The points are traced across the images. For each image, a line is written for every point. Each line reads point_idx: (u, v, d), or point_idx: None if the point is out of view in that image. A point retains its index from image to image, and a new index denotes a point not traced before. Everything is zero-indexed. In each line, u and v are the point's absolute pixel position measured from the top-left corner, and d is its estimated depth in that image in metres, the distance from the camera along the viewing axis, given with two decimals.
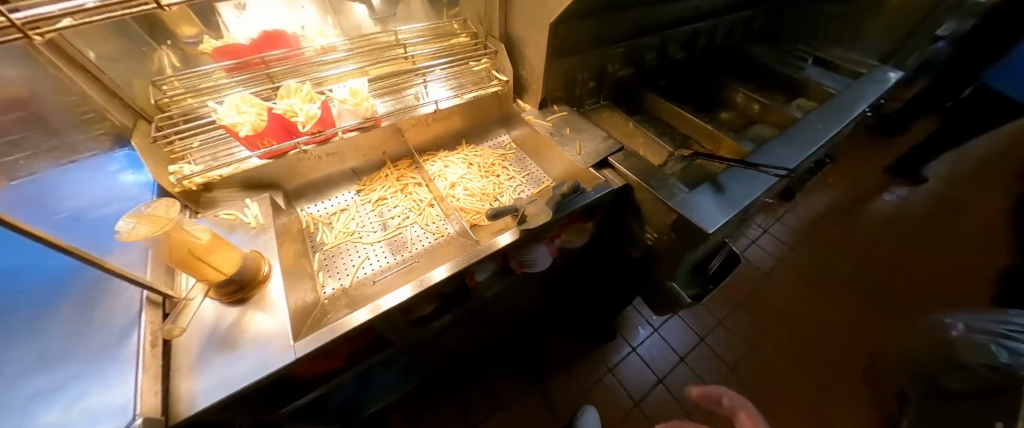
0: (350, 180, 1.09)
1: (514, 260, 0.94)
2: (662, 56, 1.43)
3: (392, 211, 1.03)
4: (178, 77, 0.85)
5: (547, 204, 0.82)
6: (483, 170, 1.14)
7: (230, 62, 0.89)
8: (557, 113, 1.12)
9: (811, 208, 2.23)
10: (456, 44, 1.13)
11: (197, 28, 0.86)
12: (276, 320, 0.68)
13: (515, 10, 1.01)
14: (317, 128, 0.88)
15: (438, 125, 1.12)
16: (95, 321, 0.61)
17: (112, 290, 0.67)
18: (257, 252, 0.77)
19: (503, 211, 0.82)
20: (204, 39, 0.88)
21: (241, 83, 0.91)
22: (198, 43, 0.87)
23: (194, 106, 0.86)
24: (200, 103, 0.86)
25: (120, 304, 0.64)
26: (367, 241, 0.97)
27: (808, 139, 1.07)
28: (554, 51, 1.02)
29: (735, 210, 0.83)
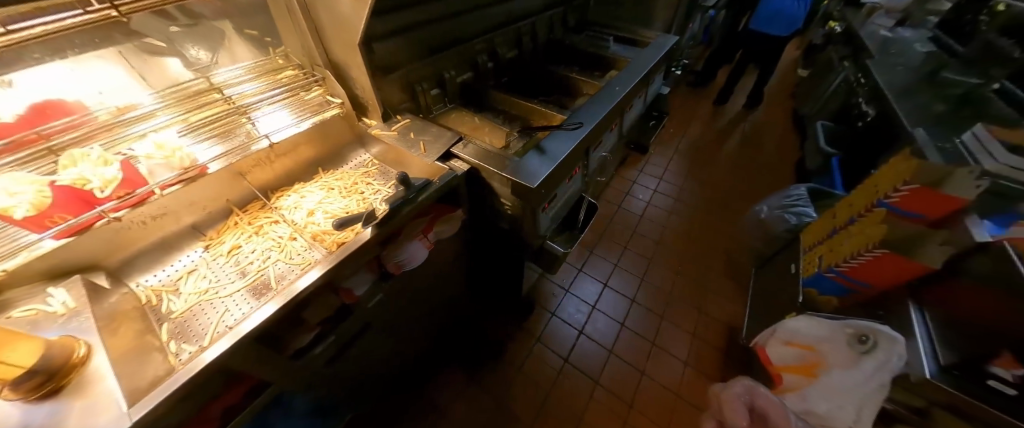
0: (194, 238, 1.01)
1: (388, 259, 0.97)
2: (494, 56, 1.62)
3: (250, 255, 0.99)
4: None
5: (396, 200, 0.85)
6: (345, 190, 1.14)
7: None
8: (401, 122, 1.19)
9: (663, 155, 2.70)
10: (283, 77, 1.15)
11: None
12: (104, 395, 0.63)
13: (326, 38, 1.06)
14: (124, 190, 0.81)
15: (284, 160, 1.11)
16: None
17: None
18: (68, 337, 0.68)
19: (351, 220, 0.80)
20: None
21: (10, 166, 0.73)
22: None
23: None
24: None
25: None
26: (225, 293, 0.92)
27: (609, 99, 1.34)
28: (379, 68, 1.11)
29: (556, 161, 1.04)
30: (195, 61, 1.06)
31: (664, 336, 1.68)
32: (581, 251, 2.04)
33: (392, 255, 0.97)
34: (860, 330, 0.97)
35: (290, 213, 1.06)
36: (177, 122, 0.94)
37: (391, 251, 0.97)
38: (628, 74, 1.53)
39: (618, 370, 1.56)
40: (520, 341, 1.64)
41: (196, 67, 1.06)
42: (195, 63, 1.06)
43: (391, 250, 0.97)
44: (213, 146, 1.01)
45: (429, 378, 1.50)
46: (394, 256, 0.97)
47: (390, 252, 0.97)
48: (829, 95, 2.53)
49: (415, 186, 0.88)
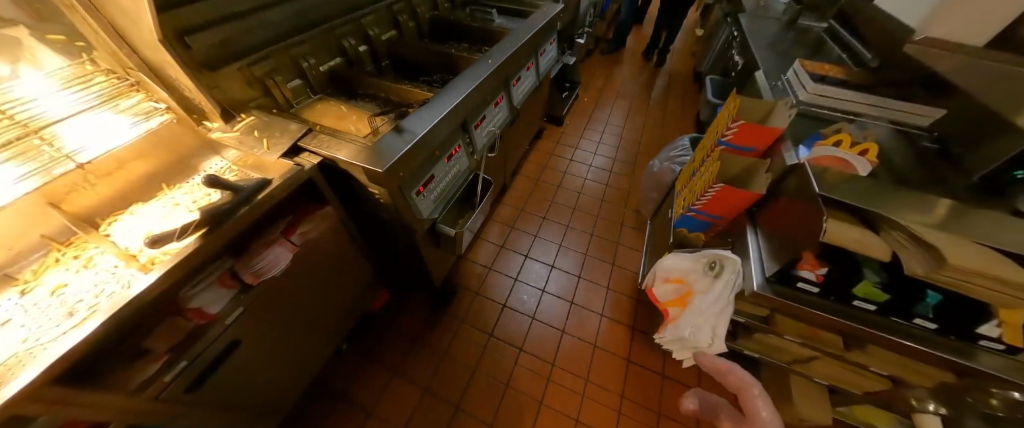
0: (2, 283, 0.87)
1: (244, 269, 0.92)
2: (365, 40, 1.53)
3: (77, 293, 0.88)
4: None
5: (224, 205, 0.79)
6: (193, 204, 1.04)
7: None
8: (247, 120, 1.09)
9: (578, 123, 2.77)
10: (94, 84, 0.98)
11: None
12: None
13: (126, 35, 0.93)
14: None
15: (109, 182, 0.99)
16: None
17: None
18: None
19: (166, 235, 0.74)
20: None
21: None
22: None
23: None
24: None
25: None
26: (45, 339, 0.80)
27: (480, 71, 1.33)
28: (202, 63, 1.00)
29: (413, 141, 1.01)
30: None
31: (581, 295, 1.77)
32: (501, 228, 2.06)
33: (246, 266, 0.92)
34: (712, 258, 1.10)
35: (126, 239, 0.96)
36: None
37: (246, 261, 0.92)
38: (504, 45, 1.52)
39: (540, 334, 1.63)
40: (444, 326, 1.65)
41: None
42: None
43: (245, 259, 0.92)
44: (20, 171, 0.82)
45: (349, 381, 1.47)
46: (248, 266, 0.92)
47: (245, 263, 0.92)
48: (717, 49, 2.72)
49: (245, 189, 0.83)
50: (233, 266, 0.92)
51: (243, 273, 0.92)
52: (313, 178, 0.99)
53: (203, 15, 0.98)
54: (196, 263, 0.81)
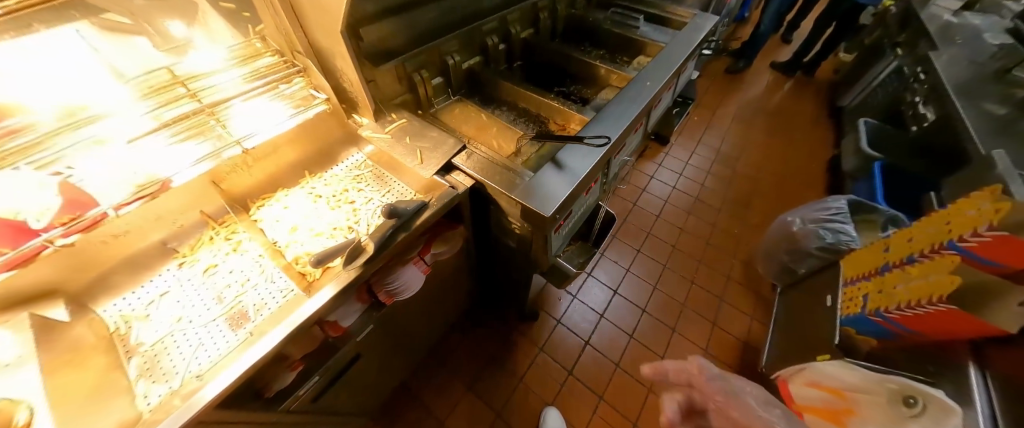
0: (167, 254, 0.91)
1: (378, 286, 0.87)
2: (506, 38, 1.41)
3: (227, 277, 0.89)
4: None
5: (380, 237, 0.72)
6: (333, 200, 1.02)
7: None
8: (396, 121, 1.04)
9: (685, 147, 2.49)
10: (261, 67, 0.96)
11: None
12: None
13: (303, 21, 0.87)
14: (70, 214, 0.68)
15: (263, 165, 0.99)
16: None
17: None
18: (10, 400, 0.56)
19: (331, 254, 0.71)
20: None
21: None
22: None
23: None
24: None
25: None
26: (200, 322, 0.82)
27: (639, 98, 1.17)
28: (368, 59, 0.94)
29: (576, 183, 0.88)
30: (168, 39, 0.87)
31: (673, 351, 1.59)
32: None
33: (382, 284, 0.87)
34: (907, 390, 0.85)
35: (272, 226, 0.95)
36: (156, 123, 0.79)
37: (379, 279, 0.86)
38: (663, 65, 1.33)
39: (623, 385, 1.50)
40: (523, 351, 1.57)
41: (169, 46, 0.87)
42: (168, 42, 0.87)
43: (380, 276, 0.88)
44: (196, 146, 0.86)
45: (425, 385, 1.46)
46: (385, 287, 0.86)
47: (380, 281, 0.86)
48: (879, 87, 2.26)
49: (405, 215, 0.77)
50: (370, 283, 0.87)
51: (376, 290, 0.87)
52: (462, 200, 0.92)
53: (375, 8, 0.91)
54: (345, 286, 0.77)
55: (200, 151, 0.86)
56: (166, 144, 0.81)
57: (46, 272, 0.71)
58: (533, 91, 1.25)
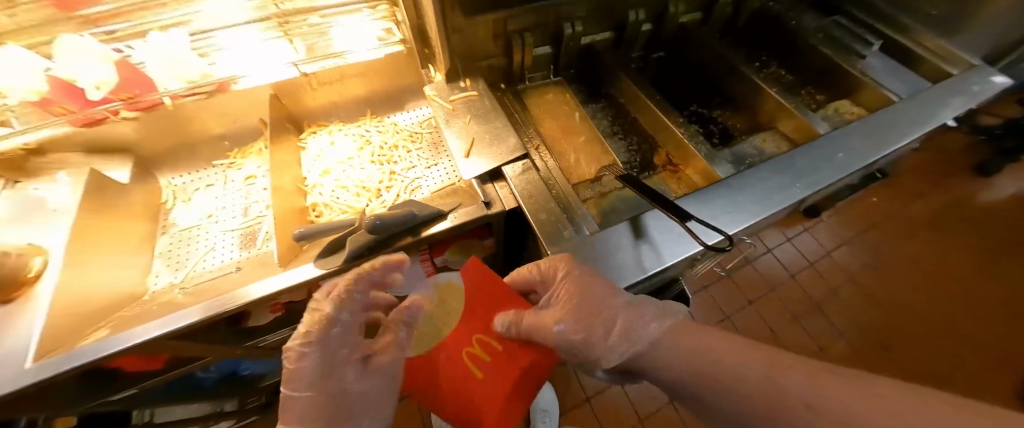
0: (221, 150, 0.94)
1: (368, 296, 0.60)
2: (655, 16, 1.05)
3: (260, 193, 0.89)
4: None
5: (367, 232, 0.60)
6: (378, 153, 0.93)
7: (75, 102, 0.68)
8: (466, 91, 0.84)
9: (837, 230, 1.83)
10: None
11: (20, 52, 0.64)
12: (28, 322, 0.57)
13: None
14: (128, 93, 0.71)
15: (326, 91, 0.92)
16: None
17: None
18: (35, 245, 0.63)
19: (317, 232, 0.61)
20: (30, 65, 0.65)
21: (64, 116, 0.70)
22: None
23: None
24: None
25: None
26: (221, 229, 0.84)
27: (802, 176, 0.76)
28: (458, 8, 0.74)
29: (645, 274, 0.61)
30: None
31: None
32: None
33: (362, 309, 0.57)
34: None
35: (313, 159, 0.91)
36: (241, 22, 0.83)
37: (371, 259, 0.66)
38: (890, 132, 0.84)
39: None
40: None
41: None
42: None
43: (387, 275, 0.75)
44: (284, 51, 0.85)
45: None
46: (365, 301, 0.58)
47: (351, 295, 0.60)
48: None
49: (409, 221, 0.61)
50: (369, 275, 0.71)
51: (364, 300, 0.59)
52: (494, 222, 0.73)
53: None
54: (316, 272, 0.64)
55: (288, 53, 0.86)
56: (256, 40, 0.86)
57: (123, 132, 0.79)
58: (659, 101, 0.91)
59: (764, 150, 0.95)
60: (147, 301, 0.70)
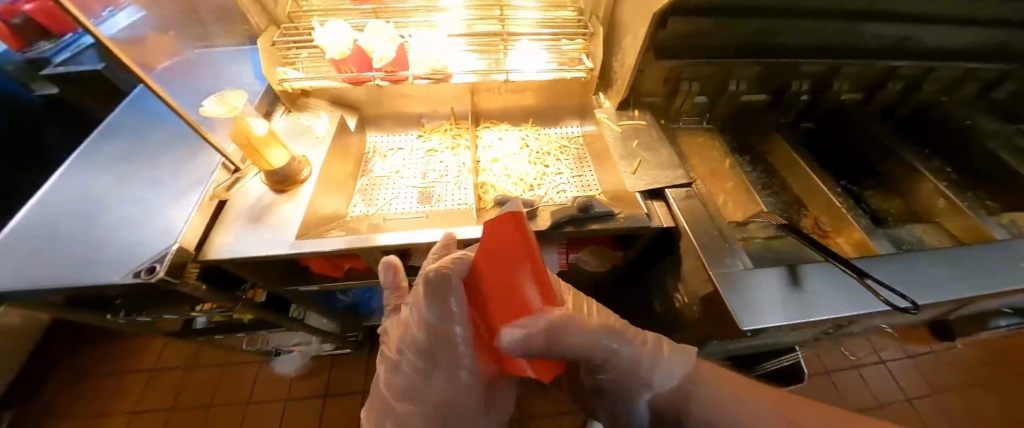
0: (415, 124, 1.14)
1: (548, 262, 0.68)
2: (817, 91, 1.09)
3: (436, 164, 1.08)
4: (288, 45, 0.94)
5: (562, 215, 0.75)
6: (535, 155, 1.08)
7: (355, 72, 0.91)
8: (635, 120, 0.96)
9: (971, 360, 1.58)
10: (557, 20, 1.05)
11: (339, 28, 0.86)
12: (295, 212, 0.77)
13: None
14: (392, 68, 0.92)
15: (508, 96, 1.10)
16: (183, 171, 0.78)
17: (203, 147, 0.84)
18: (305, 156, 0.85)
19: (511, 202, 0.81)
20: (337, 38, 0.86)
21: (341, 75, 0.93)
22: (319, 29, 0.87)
23: (295, 55, 0.95)
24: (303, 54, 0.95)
25: (204, 163, 0.80)
26: (405, 183, 1.04)
27: (981, 274, 0.72)
28: (656, 51, 0.87)
29: (807, 319, 0.62)
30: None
31: None
32: None
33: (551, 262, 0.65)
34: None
35: (485, 149, 1.09)
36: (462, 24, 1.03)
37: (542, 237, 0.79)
38: None
39: None
40: None
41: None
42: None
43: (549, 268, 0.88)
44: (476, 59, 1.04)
45: None
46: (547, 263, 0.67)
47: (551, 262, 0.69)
48: None
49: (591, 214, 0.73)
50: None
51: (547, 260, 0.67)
52: (645, 237, 0.80)
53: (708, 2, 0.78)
54: None
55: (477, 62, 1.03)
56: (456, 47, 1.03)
57: (364, 95, 1.03)
58: (816, 170, 0.96)
59: (924, 241, 0.91)
60: (356, 225, 0.88)
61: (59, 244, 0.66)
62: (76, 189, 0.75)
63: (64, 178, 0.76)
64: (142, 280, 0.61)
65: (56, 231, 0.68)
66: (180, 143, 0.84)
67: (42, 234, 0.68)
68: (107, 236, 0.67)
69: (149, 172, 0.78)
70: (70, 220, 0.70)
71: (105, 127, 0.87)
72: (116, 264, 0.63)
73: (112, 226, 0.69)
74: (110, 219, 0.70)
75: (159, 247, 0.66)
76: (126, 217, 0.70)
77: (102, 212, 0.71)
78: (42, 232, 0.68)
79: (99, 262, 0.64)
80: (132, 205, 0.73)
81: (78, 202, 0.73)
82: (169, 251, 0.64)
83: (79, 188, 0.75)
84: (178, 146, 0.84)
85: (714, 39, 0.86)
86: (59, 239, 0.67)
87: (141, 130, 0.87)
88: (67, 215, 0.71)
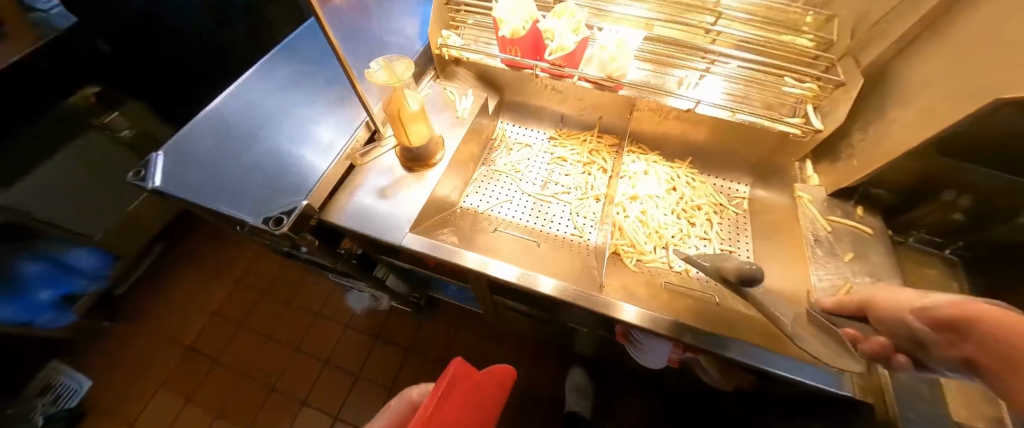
0: (552, 123, 1.01)
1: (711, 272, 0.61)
2: None
3: (562, 176, 0.96)
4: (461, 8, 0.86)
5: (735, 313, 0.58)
6: (680, 206, 0.89)
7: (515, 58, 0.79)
8: (850, 219, 0.70)
9: None
10: (784, 46, 0.77)
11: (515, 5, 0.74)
12: (415, 198, 0.72)
13: (953, 44, 0.55)
14: (561, 62, 0.77)
15: (675, 125, 0.89)
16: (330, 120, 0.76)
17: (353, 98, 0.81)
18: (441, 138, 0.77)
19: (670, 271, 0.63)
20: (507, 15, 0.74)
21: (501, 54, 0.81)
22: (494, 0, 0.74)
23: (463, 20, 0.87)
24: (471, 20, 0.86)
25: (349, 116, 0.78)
26: (522, 187, 0.94)
27: None
28: (943, 156, 0.57)
29: None
30: None
31: None
32: None
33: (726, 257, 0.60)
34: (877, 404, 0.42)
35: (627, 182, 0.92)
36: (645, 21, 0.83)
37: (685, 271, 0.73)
38: None
39: None
40: None
41: None
42: None
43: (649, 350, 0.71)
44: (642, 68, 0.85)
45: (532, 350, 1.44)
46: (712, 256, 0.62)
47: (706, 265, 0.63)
48: None
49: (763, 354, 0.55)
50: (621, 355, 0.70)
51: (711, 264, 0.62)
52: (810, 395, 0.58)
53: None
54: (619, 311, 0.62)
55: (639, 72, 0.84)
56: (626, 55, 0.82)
57: (515, 79, 0.92)
58: None
59: None
60: (467, 222, 0.81)
61: (224, 158, 0.71)
62: (249, 105, 0.79)
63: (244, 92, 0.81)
64: (271, 229, 0.61)
65: (225, 145, 0.73)
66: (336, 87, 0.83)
67: (216, 144, 0.73)
68: (256, 168, 0.69)
69: (300, 111, 0.78)
70: (238, 136, 0.75)
71: (284, 47, 0.90)
72: (253, 201, 0.65)
73: (262, 159, 0.71)
74: (265, 153, 0.72)
75: (291, 198, 0.65)
76: (273, 153, 0.72)
77: (258, 143, 0.73)
78: (215, 145, 0.73)
79: (247, 194, 0.66)
80: (283, 142, 0.74)
81: (247, 120, 0.77)
82: (298, 206, 0.63)
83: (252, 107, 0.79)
84: (334, 89, 0.83)
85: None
86: (222, 161, 0.71)
87: (310, 60, 0.88)
88: (237, 131, 0.75)
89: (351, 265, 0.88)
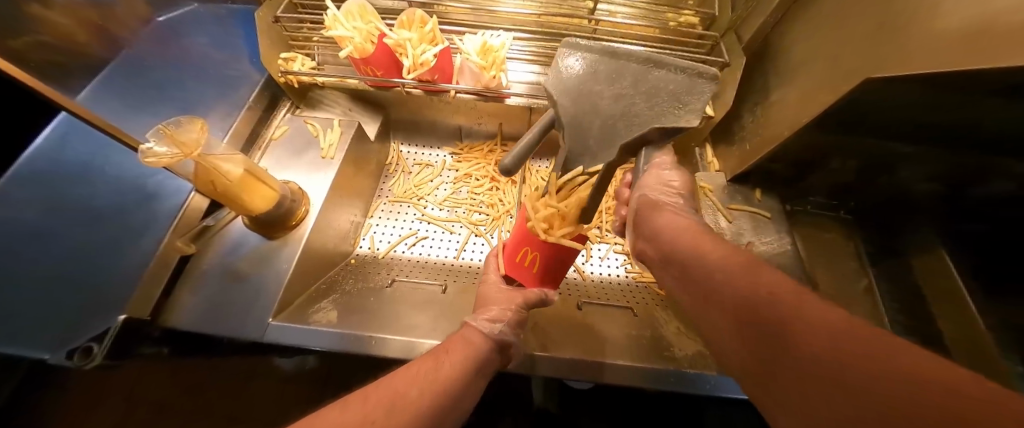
0: (451, 138, 0.92)
1: (640, 191, 0.52)
2: None
3: (468, 196, 0.85)
4: (307, 25, 0.71)
5: None
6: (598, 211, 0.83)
7: (372, 80, 0.65)
8: (750, 204, 0.69)
9: None
10: (667, 28, 0.72)
11: (356, 20, 0.61)
12: (275, 274, 0.59)
13: (833, 13, 0.53)
14: (429, 77, 0.64)
15: None
16: (134, 220, 0.62)
17: (160, 182, 0.65)
18: (300, 189, 0.65)
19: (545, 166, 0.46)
20: (350, 33, 0.60)
21: (359, 75, 0.67)
22: (327, 16, 0.61)
23: (313, 38, 0.72)
24: (320, 36, 0.71)
25: (165, 202, 0.63)
26: (425, 216, 0.82)
27: None
28: (818, 131, 0.55)
29: None
30: None
31: None
32: None
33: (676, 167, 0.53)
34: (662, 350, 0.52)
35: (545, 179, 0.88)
36: (527, 16, 0.73)
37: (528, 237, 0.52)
38: None
39: None
40: None
41: None
42: None
43: (481, 340, 0.50)
44: (530, 70, 0.76)
45: None
46: (666, 157, 0.53)
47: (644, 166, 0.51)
48: None
49: (684, 385, 0.55)
50: (480, 319, 0.52)
51: (664, 194, 0.52)
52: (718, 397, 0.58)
53: (936, 112, 0.45)
54: (528, 361, 0.57)
55: (527, 74, 0.76)
56: None
57: (393, 98, 0.80)
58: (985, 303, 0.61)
59: None
60: (360, 279, 0.70)
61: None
62: (18, 219, 0.62)
63: (9, 202, 0.63)
64: (75, 365, 0.49)
65: None
66: (134, 174, 0.66)
67: None
68: (38, 304, 0.55)
69: (112, 200, 0.63)
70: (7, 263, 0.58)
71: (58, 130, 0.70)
72: (41, 348, 0.52)
73: (42, 290, 0.56)
74: (47, 280, 0.57)
75: (89, 331, 0.52)
76: (59, 279, 0.57)
77: (50, 249, 0.59)
78: None
79: (41, 329, 0.53)
80: (75, 259, 0.59)
81: (17, 239, 0.60)
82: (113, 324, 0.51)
83: (23, 219, 0.62)
84: (131, 178, 0.66)
85: (929, 128, 0.48)
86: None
87: (93, 142, 0.69)
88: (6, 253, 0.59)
89: (236, 350, 0.73)
